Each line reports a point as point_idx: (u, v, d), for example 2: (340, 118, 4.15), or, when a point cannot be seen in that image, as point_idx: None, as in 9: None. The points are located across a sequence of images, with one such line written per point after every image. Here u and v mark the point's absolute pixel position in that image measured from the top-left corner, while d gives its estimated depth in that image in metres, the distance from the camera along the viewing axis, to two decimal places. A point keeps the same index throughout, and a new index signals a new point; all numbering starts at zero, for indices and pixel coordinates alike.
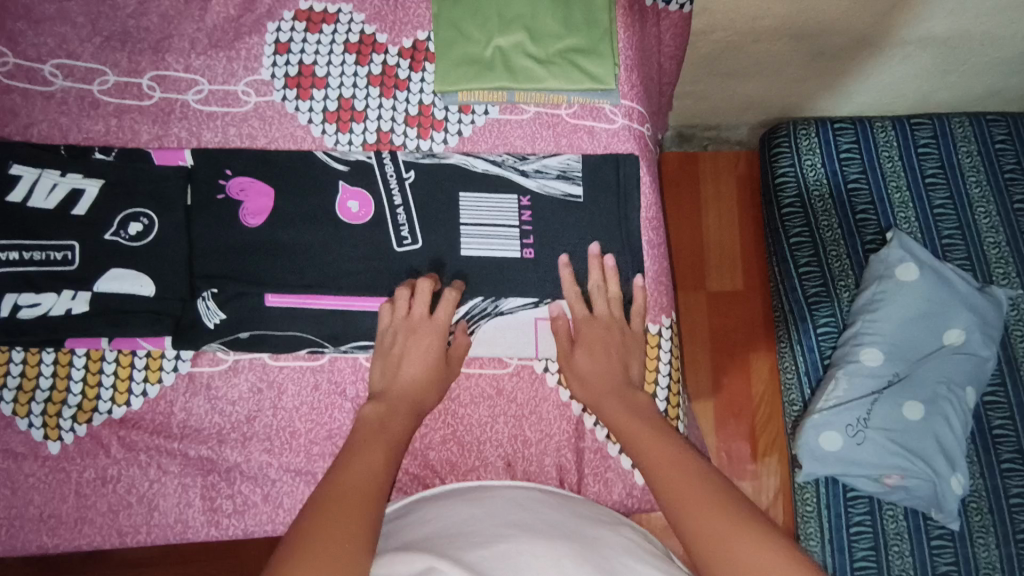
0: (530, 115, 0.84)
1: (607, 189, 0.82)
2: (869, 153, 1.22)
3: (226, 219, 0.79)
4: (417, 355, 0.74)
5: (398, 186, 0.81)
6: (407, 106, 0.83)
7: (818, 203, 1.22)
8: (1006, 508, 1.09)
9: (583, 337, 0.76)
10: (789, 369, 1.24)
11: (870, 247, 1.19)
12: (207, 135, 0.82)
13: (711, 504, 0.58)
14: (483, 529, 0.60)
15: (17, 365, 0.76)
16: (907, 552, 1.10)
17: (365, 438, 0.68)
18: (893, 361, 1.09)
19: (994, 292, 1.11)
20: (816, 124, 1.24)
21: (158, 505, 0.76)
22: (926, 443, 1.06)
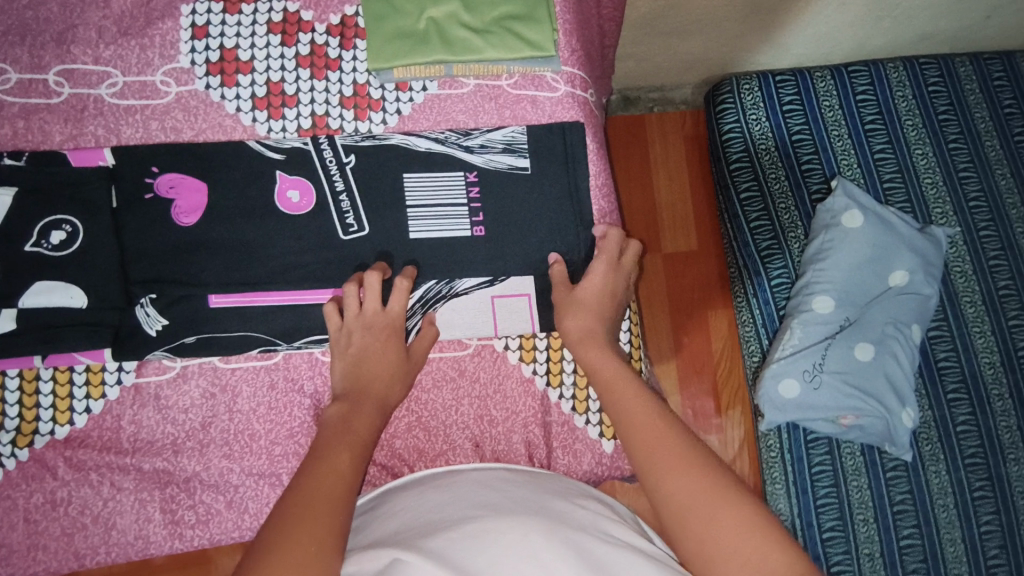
0: (471, 88, 0.81)
1: (555, 159, 0.80)
2: (810, 104, 1.24)
3: (157, 219, 0.75)
4: (376, 349, 0.72)
5: (338, 171, 0.78)
6: (341, 87, 0.79)
7: (765, 156, 1.23)
8: (953, 434, 1.16)
9: (592, 274, 0.75)
10: (747, 322, 1.27)
11: (817, 197, 1.22)
12: (127, 132, 0.77)
13: (683, 463, 0.59)
14: (452, 513, 0.59)
15: None
16: (865, 485, 1.16)
17: (330, 435, 0.66)
18: (843, 306, 1.12)
19: (934, 231, 1.15)
20: (758, 77, 1.25)
21: (116, 524, 0.73)
22: (877, 382, 1.10)
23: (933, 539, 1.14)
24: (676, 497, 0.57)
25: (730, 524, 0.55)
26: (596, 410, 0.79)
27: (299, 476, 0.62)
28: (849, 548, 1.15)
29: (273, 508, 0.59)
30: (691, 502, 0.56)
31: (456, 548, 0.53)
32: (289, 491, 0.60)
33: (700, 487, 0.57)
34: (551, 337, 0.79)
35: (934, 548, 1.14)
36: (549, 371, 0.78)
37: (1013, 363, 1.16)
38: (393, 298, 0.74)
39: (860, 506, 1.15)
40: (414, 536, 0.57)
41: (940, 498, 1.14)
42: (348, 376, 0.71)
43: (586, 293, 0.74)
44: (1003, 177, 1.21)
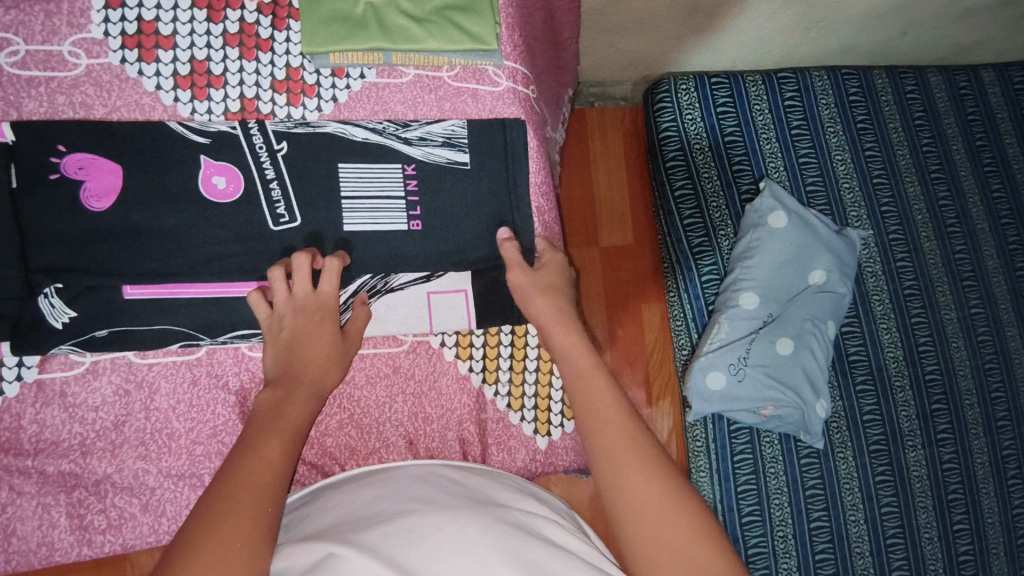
0: (410, 78, 0.79)
1: (495, 154, 0.80)
2: (742, 108, 1.28)
3: (64, 202, 0.69)
4: (311, 332, 0.70)
5: (269, 158, 0.74)
6: (273, 69, 0.76)
7: (699, 156, 1.27)
8: (860, 424, 1.24)
9: (547, 260, 0.78)
10: (678, 316, 1.31)
11: (746, 197, 1.27)
12: (30, 105, 0.70)
13: (635, 458, 0.59)
14: (387, 507, 0.58)
15: None
16: (781, 471, 1.23)
17: (263, 426, 0.64)
18: (767, 302, 1.18)
19: (849, 234, 1.23)
20: (695, 79, 1.28)
21: (16, 531, 0.67)
22: (795, 374, 1.17)
23: (840, 521, 1.22)
24: (625, 492, 0.58)
25: (675, 525, 0.55)
26: (531, 406, 0.79)
27: (228, 468, 0.59)
28: (765, 530, 1.22)
29: (197, 504, 0.56)
30: (640, 499, 0.57)
31: (392, 542, 0.53)
32: (215, 487, 0.58)
33: (651, 485, 0.58)
34: (487, 333, 0.78)
35: (840, 529, 1.22)
36: (486, 367, 0.78)
37: (914, 357, 1.26)
38: (324, 279, 0.71)
39: (776, 492, 1.22)
40: (346, 531, 0.56)
41: (847, 483, 1.23)
42: (287, 367, 0.69)
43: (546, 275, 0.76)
44: (911, 184, 1.30)
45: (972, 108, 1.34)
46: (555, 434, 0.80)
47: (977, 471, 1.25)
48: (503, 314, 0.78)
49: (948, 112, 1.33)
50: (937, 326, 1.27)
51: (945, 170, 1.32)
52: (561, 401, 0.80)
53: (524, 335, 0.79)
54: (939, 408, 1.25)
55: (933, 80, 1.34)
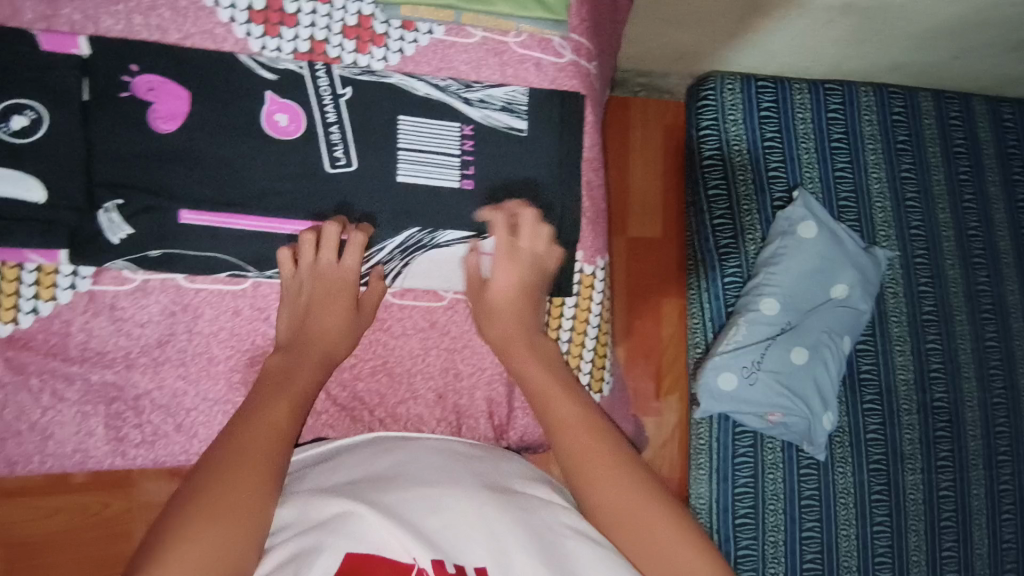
0: (478, 40, 0.80)
1: (552, 124, 0.80)
2: (785, 114, 1.28)
3: (132, 122, 0.70)
4: (326, 301, 0.72)
5: (331, 102, 0.75)
6: (345, 15, 0.76)
7: (736, 158, 1.28)
8: (863, 441, 1.25)
9: (497, 272, 0.76)
10: (696, 314, 1.31)
11: (777, 205, 1.27)
12: (107, 22, 0.70)
13: (616, 474, 0.62)
14: (404, 472, 0.61)
15: None
16: (780, 478, 1.24)
17: (269, 388, 0.66)
18: (787, 311, 1.19)
19: (876, 252, 1.24)
20: (742, 80, 1.28)
21: (54, 434, 0.69)
22: (807, 385, 1.17)
23: (831, 533, 1.24)
24: (609, 502, 0.60)
25: (658, 528, 0.59)
26: None
27: (235, 428, 0.61)
28: (756, 534, 1.23)
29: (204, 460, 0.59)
30: (626, 509, 0.60)
31: (403, 505, 0.55)
32: (220, 445, 0.59)
33: (625, 492, 0.61)
34: None
35: (830, 541, 1.24)
36: None
37: (923, 383, 1.26)
38: (347, 252, 0.73)
39: (772, 498, 1.24)
40: (366, 488, 0.58)
41: (843, 498, 1.24)
42: (299, 332, 0.72)
43: (497, 296, 0.76)
44: (944, 211, 1.30)
45: (1013, 141, 1.34)
46: None
47: (973, 501, 1.26)
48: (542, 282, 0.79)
49: (988, 142, 1.33)
50: (950, 354, 1.28)
51: (978, 201, 1.32)
52: (589, 371, 0.82)
53: (560, 305, 0.80)
54: (942, 435, 1.26)
55: (978, 109, 1.34)
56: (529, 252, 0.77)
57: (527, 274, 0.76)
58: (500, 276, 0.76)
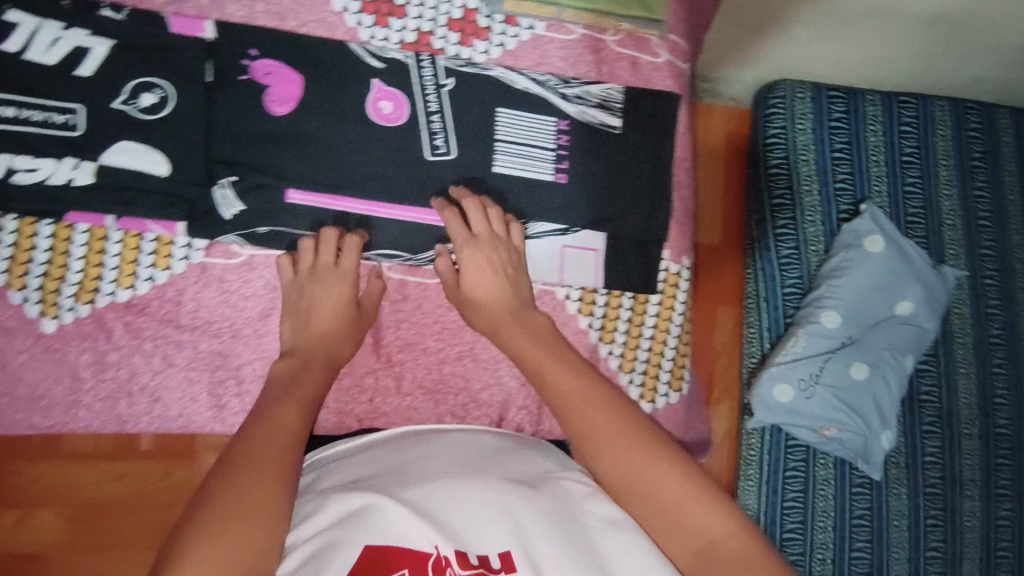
0: (577, 36, 0.80)
1: (646, 123, 0.81)
2: (856, 126, 1.26)
3: (249, 104, 0.72)
4: (329, 302, 0.71)
5: (434, 92, 0.76)
6: (450, 8, 0.77)
7: (803, 168, 1.25)
8: (920, 463, 1.22)
9: (463, 260, 0.73)
10: (752, 323, 1.28)
11: (843, 218, 1.25)
12: (231, 8, 0.73)
13: (625, 444, 0.59)
14: (437, 464, 0.59)
15: (10, 235, 0.68)
16: (831, 494, 1.21)
17: (273, 391, 0.65)
18: (848, 324, 1.16)
19: (945, 271, 1.21)
20: (812, 89, 1.25)
21: (161, 398, 0.72)
22: (865, 401, 1.15)
23: (882, 554, 1.20)
24: (618, 470, 0.58)
25: (664, 481, 0.57)
26: (640, 370, 0.81)
27: (247, 431, 0.60)
28: (804, 550, 1.20)
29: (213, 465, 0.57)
30: (636, 477, 0.57)
31: (426, 495, 0.54)
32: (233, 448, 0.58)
33: (630, 454, 0.58)
34: (611, 294, 0.80)
35: (881, 562, 1.20)
36: (604, 326, 0.80)
37: (986, 407, 1.23)
38: (346, 253, 0.73)
39: (822, 513, 1.21)
40: (392, 482, 0.57)
41: (896, 521, 1.21)
42: (300, 336, 0.71)
43: (469, 284, 0.73)
44: (1017, 233, 1.26)
45: None
46: (659, 403, 0.81)
47: None
48: (628, 279, 0.80)
49: None
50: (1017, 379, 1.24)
51: None
52: (670, 370, 0.81)
53: (645, 301, 0.81)
54: (1005, 462, 1.23)
55: None
56: (493, 232, 0.74)
57: (495, 251, 0.74)
58: (468, 263, 0.73)
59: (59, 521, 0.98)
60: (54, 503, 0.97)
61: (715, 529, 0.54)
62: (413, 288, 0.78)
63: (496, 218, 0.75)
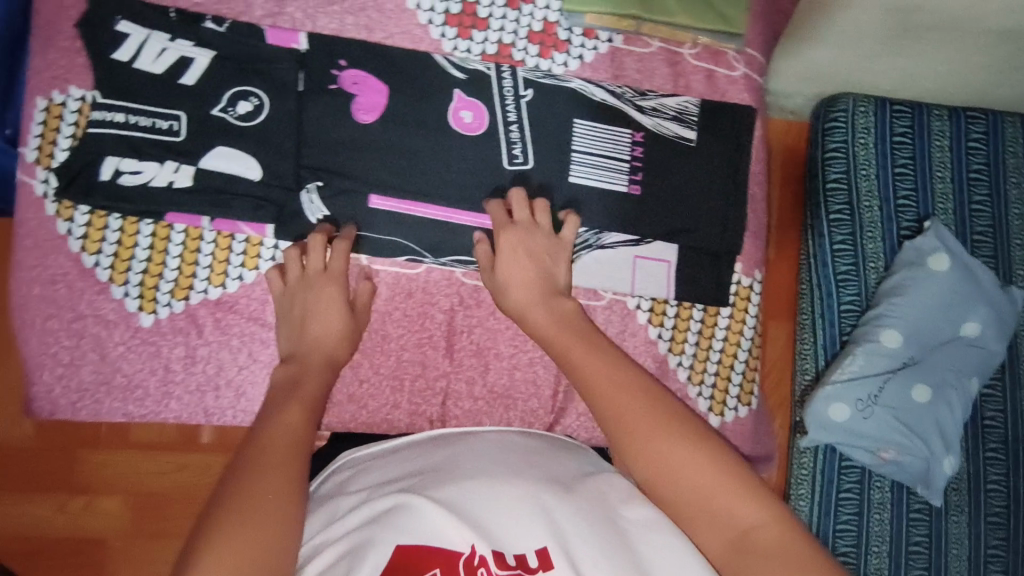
0: (654, 49, 0.81)
1: (722, 137, 0.81)
2: (921, 141, 1.19)
3: (338, 111, 0.75)
4: (319, 305, 0.71)
5: (513, 102, 0.78)
6: (531, 21, 0.79)
7: (864, 182, 1.17)
8: (982, 493, 1.15)
9: (501, 241, 0.73)
10: (807, 340, 1.20)
11: (905, 234, 1.17)
12: (323, 21, 0.76)
13: (656, 428, 0.57)
14: (471, 464, 0.57)
15: (114, 233, 0.73)
16: (886, 519, 1.13)
17: (285, 391, 0.65)
18: (910, 344, 1.09)
19: (1014, 291, 1.13)
20: (876, 102, 1.18)
21: (246, 392, 0.76)
22: (926, 425, 1.09)
23: None
24: (649, 456, 0.56)
25: (698, 469, 0.55)
26: (709, 383, 0.80)
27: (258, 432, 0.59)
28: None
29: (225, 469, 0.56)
30: (670, 463, 0.55)
31: (458, 494, 0.53)
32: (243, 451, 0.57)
33: (662, 439, 0.56)
34: (681, 305, 0.80)
35: None
36: (674, 337, 0.80)
37: None
38: (334, 254, 0.72)
39: (877, 539, 1.13)
40: (429, 482, 0.55)
41: (955, 550, 1.13)
42: (299, 339, 0.70)
43: (503, 270, 0.72)
44: None
45: None
46: (727, 417, 0.81)
47: None
48: (701, 292, 0.80)
49: None
50: None
51: None
52: (739, 384, 0.81)
53: (715, 314, 0.81)
54: None
55: None
56: (532, 220, 0.74)
57: (531, 237, 0.73)
58: (506, 245, 0.72)
59: (124, 509, 1.03)
60: (121, 491, 1.03)
61: (752, 518, 0.52)
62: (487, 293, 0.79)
63: (521, 208, 0.74)
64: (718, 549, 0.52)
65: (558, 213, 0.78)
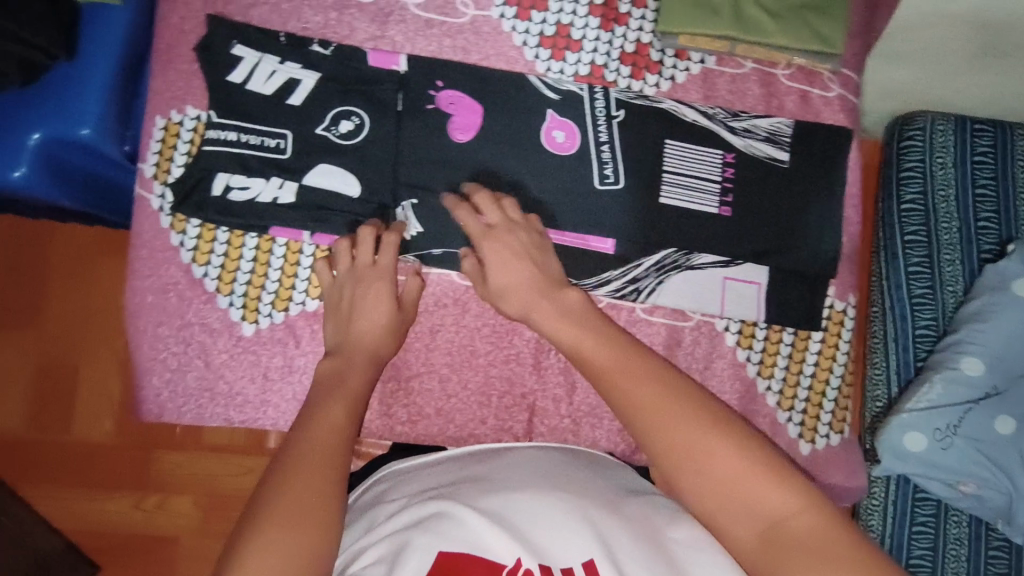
0: (747, 70, 0.81)
1: (817, 159, 0.79)
2: (1005, 161, 1.07)
3: (434, 129, 0.77)
4: (366, 298, 0.71)
5: (605, 123, 0.79)
6: (624, 42, 0.80)
7: (941, 203, 1.07)
8: None
9: (484, 247, 0.71)
10: (878, 365, 1.08)
11: (986, 258, 1.06)
12: (422, 43, 0.79)
13: (675, 412, 0.54)
14: (513, 478, 0.58)
15: (222, 245, 0.76)
16: (964, 556, 1.01)
17: (323, 395, 0.64)
18: (994, 373, 0.97)
19: None
20: (955, 120, 1.08)
21: None
22: (1013, 460, 0.96)
23: None
24: (666, 442, 0.53)
25: (723, 459, 0.51)
26: (800, 409, 0.78)
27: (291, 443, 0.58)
28: None
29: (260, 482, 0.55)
30: (688, 448, 0.52)
31: (500, 507, 0.54)
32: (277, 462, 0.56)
33: (683, 425, 0.53)
34: (771, 328, 0.79)
35: None
36: (763, 361, 0.79)
37: None
38: (383, 251, 0.73)
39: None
40: (472, 492, 0.56)
41: None
42: (343, 338, 0.70)
43: (496, 275, 0.70)
44: None
45: None
46: (818, 444, 0.79)
47: None
48: (792, 315, 0.78)
49: None
50: None
51: None
52: (832, 411, 0.79)
53: (806, 338, 0.79)
54: None
55: None
56: (508, 217, 0.73)
57: (512, 235, 0.71)
58: (488, 248, 0.71)
59: (192, 509, 1.08)
60: (191, 492, 1.08)
61: (783, 508, 0.49)
62: None
63: (512, 210, 0.73)
64: (749, 541, 0.49)
65: (644, 235, 0.78)
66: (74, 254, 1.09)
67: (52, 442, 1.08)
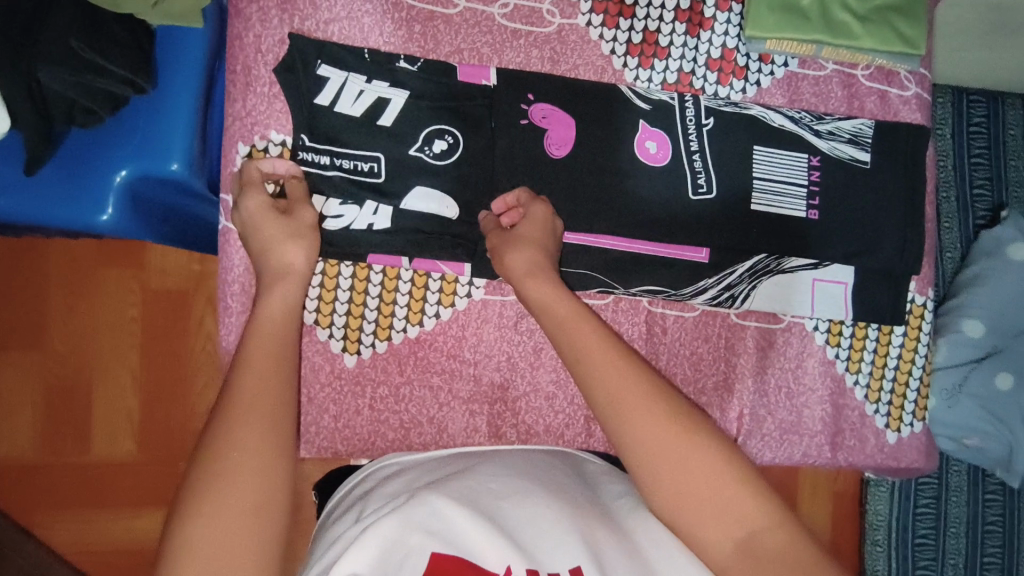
0: (829, 72, 0.82)
1: (897, 159, 0.82)
2: (996, 130, 1.12)
3: (531, 145, 0.75)
4: (256, 218, 0.65)
5: (695, 132, 0.78)
6: (710, 47, 0.80)
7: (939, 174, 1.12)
8: None
9: (528, 213, 0.70)
10: None
11: (980, 223, 1.12)
12: (509, 55, 0.76)
13: (652, 411, 0.54)
14: (496, 487, 0.56)
15: (346, 280, 0.74)
16: (964, 501, 1.12)
17: (236, 417, 0.52)
18: (993, 334, 1.02)
19: None
20: (952, 92, 1.12)
21: (447, 428, 0.77)
22: (1012, 411, 1.02)
23: (1013, 558, 1.11)
24: (643, 438, 0.53)
25: (702, 466, 0.52)
26: (886, 400, 0.83)
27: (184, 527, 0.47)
28: (936, 554, 1.12)
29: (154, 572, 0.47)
30: (664, 446, 0.53)
31: (486, 509, 0.53)
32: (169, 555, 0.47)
33: (662, 426, 0.54)
34: (857, 325, 0.82)
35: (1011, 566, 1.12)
36: (850, 357, 0.83)
37: None
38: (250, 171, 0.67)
39: (954, 521, 1.12)
40: (457, 491, 0.54)
41: None
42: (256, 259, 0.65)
43: (523, 228, 0.68)
44: None
45: None
46: (904, 432, 0.84)
47: None
48: (877, 312, 0.81)
49: None
50: None
51: None
52: (914, 401, 0.83)
53: (889, 332, 0.83)
54: None
55: None
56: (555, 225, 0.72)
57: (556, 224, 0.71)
58: (528, 218, 0.69)
59: None
60: None
61: (759, 519, 0.50)
62: (672, 321, 0.81)
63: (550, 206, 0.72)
64: (723, 550, 0.49)
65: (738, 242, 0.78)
66: (90, 273, 1.02)
67: (67, 466, 1.03)
